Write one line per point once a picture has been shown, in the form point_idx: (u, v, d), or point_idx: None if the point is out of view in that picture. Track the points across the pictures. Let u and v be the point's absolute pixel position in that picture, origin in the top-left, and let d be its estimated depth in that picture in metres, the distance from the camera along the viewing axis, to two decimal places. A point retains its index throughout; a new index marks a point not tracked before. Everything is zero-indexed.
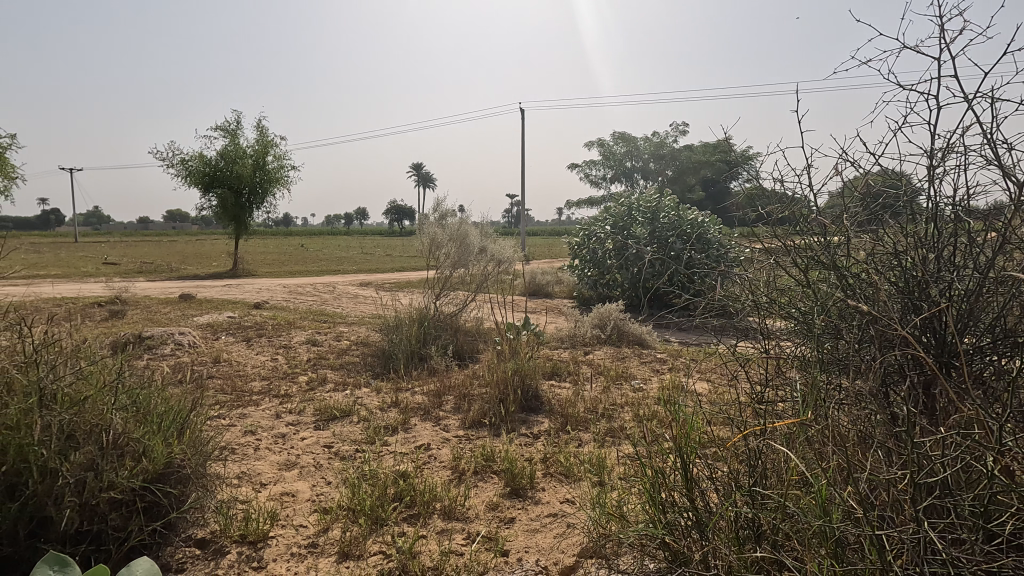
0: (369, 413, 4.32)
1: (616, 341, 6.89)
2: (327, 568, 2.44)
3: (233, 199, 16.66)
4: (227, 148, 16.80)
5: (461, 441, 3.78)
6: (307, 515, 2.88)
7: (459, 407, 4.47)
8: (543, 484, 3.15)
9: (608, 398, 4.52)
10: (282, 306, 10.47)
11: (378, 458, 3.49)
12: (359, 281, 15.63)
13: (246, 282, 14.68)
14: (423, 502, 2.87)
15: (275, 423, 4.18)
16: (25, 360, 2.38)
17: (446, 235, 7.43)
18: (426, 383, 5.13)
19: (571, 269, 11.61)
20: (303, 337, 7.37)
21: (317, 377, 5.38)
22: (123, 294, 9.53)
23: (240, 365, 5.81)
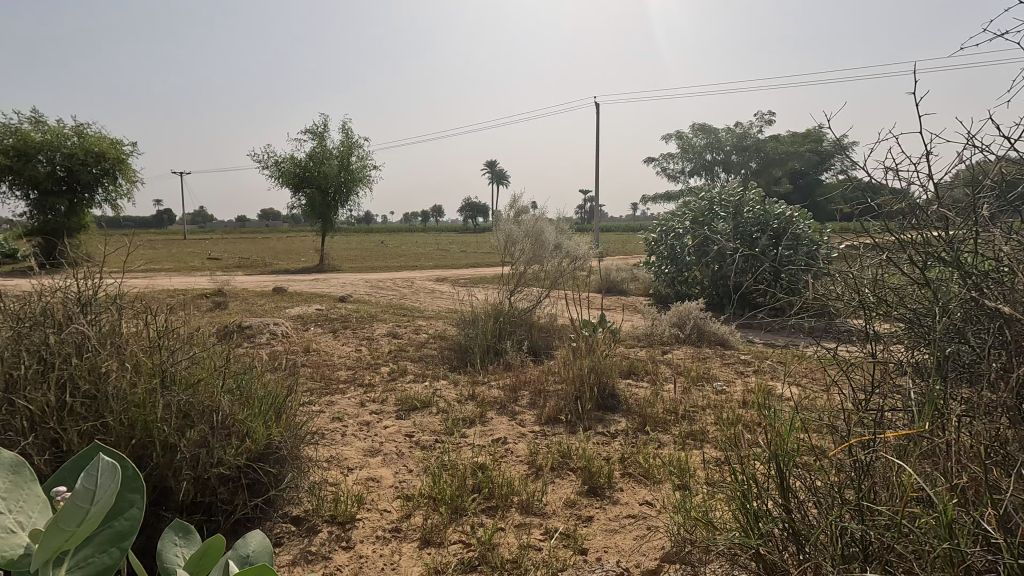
0: (448, 405, 4.44)
1: (696, 340, 6.64)
2: (410, 553, 2.53)
3: (320, 198, 17.67)
4: (315, 150, 17.83)
5: (537, 436, 3.79)
6: (391, 501, 3.00)
7: (535, 402, 4.49)
8: (621, 484, 3.10)
9: (689, 399, 4.37)
10: (364, 300, 10.97)
11: (456, 449, 3.58)
12: (436, 277, 16.08)
13: (332, 277, 15.55)
14: (501, 495, 2.91)
15: (360, 411, 4.39)
16: (150, 344, 2.62)
17: (521, 231, 7.48)
18: (502, 378, 5.20)
19: (648, 266, 11.32)
20: (384, 329, 7.70)
21: (397, 369, 5.59)
22: (225, 287, 10.37)
23: (327, 355, 6.16)
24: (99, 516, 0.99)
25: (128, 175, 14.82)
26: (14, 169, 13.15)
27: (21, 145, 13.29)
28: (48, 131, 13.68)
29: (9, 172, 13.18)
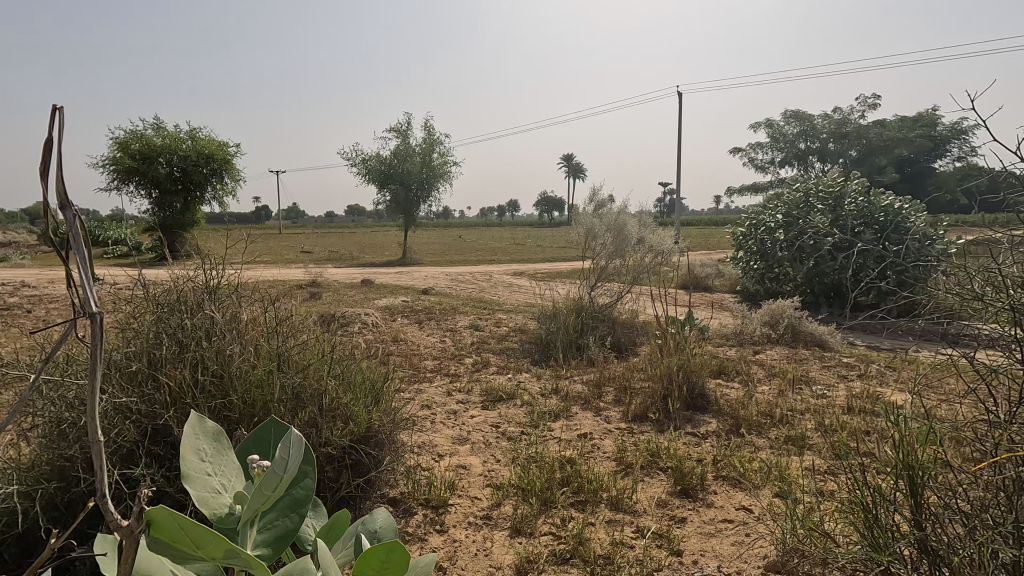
0: (532, 398, 4.47)
1: (790, 340, 6.27)
2: (502, 541, 2.58)
3: (403, 194, 18.33)
4: (399, 147, 18.51)
5: (624, 434, 3.73)
6: (481, 489, 3.08)
7: (620, 399, 4.42)
8: (715, 487, 2.99)
9: (785, 402, 4.13)
10: (445, 293, 11.27)
11: (543, 442, 3.60)
12: (514, 270, 16.24)
13: (415, 270, 16.13)
14: (591, 490, 2.90)
15: (447, 400, 4.52)
16: (269, 329, 2.83)
17: (603, 225, 7.37)
18: (585, 374, 5.16)
19: (735, 262, 10.81)
20: (466, 321, 7.88)
21: (481, 360, 5.70)
22: (319, 279, 11.02)
23: (414, 345, 6.39)
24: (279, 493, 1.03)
25: (233, 174, 16.09)
26: (140, 171, 14.65)
27: (145, 149, 14.77)
28: (167, 135, 15.13)
29: (135, 174, 14.70)
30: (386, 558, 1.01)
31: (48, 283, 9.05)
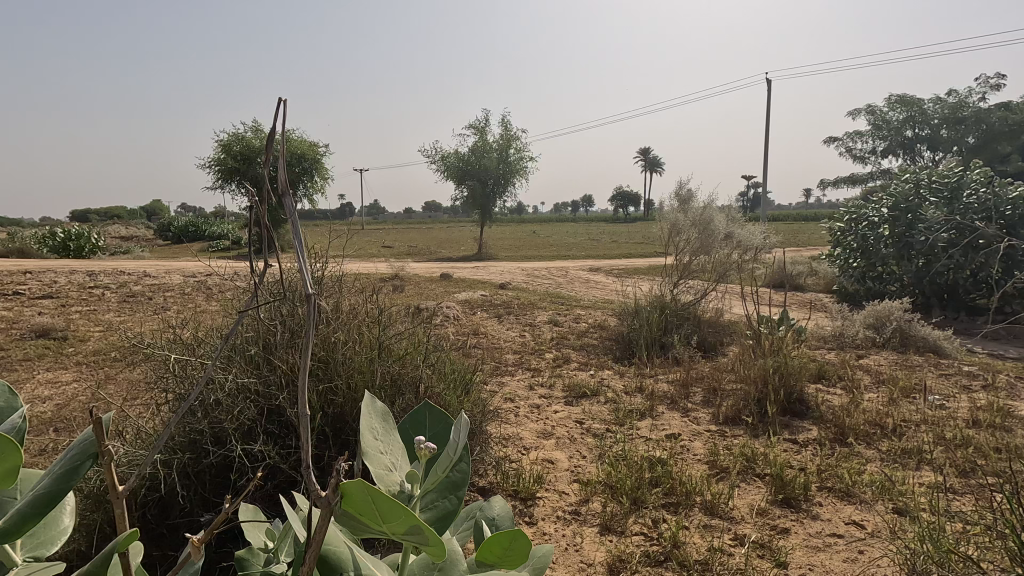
0: (616, 396, 4.40)
1: (898, 345, 5.77)
2: (592, 537, 2.55)
3: (480, 189, 18.61)
4: (476, 144, 18.80)
5: (715, 436, 3.59)
6: (568, 484, 3.06)
7: (709, 401, 4.25)
8: (819, 499, 2.81)
9: (897, 411, 3.80)
10: (522, 287, 11.34)
11: (629, 441, 3.53)
12: (590, 266, 16.06)
13: (491, 264, 16.36)
14: (683, 492, 2.82)
15: (529, 394, 4.55)
16: (371, 319, 2.95)
17: (688, 220, 7.08)
18: (670, 373, 5.01)
19: (831, 259, 10.09)
20: (545, 316, 7.89)
21: (561, 356, 5.68)
22: (401, 272, 11.44)
23: (495, 339, 6.48)
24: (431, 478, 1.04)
25: (323, 173, 17.02)
26: (240, 171, 15.82)
27: (245, 150, 15.93)
28: (264, 137, 16.24)
29: (237, 173, 15.91)
30: (509, 543, 0.99)
31: (166, 273, 10.02)
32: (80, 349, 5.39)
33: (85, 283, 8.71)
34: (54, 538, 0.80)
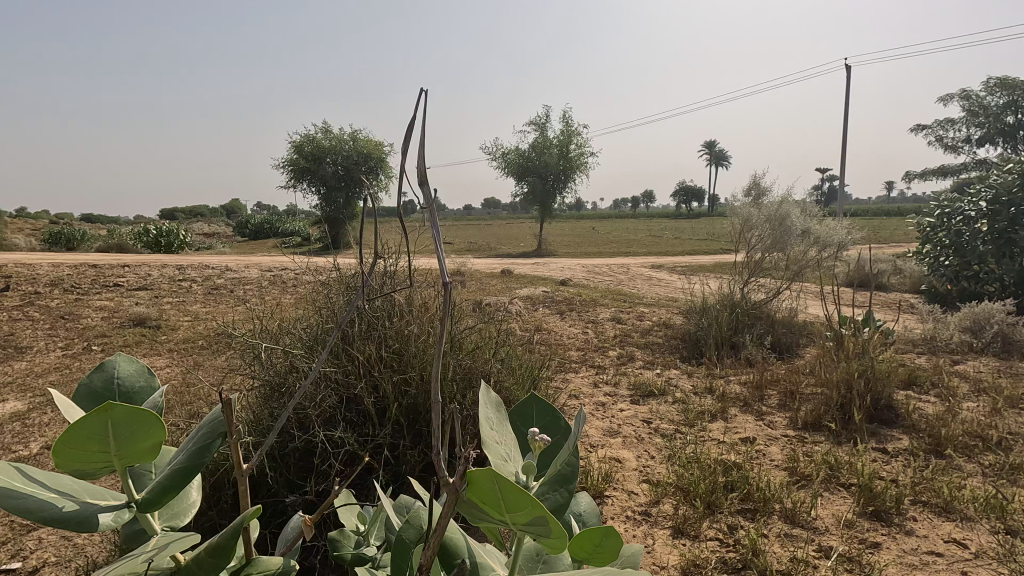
0: (685, 396, 4.28)
1: (1000, 351, 5.28)
2: (664, 539, 2.49)
3: (540, 185, 18.58)
4: (537, 140, 18.77)
5: (793, 442, 3.42)
6: (637, 484, 3.00)
7: (786, 405, 4.06)
8: (913, 513, 2.62)
9: (1002, 423, 3.48)
10: (583, 284, 11.23)
11: (700, 443, 3.41)
12: (652, 263, 15.70)
13: (551, 261, 16.31)
14: (761, 498, 2.70)
15: (594, 391, 4.49)
16: (445, 312, 3.00)
17: (762, 215, 6.70)
18: (741, 374, 4.82)
19: (919, 256, 9.37)
20: (608, 314, 7.78)
21: (626, 354, 5.58)
22: (462, 268, 11.62)
23: (557, 335, 6.46)
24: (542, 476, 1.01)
25: (387, 171, 17.53)
26: (311, 170, 16.54)
27: (316, 150, 16.65)
28: (333, 137, 16.91)
29: (307, 173, 16.64)
30: (601, 541, 0.89)
31: (245, 268, 10.64)
32: (172, 337, 5.82)
33: (175, 276, 9.39)
34: (184, 510, 0.88)
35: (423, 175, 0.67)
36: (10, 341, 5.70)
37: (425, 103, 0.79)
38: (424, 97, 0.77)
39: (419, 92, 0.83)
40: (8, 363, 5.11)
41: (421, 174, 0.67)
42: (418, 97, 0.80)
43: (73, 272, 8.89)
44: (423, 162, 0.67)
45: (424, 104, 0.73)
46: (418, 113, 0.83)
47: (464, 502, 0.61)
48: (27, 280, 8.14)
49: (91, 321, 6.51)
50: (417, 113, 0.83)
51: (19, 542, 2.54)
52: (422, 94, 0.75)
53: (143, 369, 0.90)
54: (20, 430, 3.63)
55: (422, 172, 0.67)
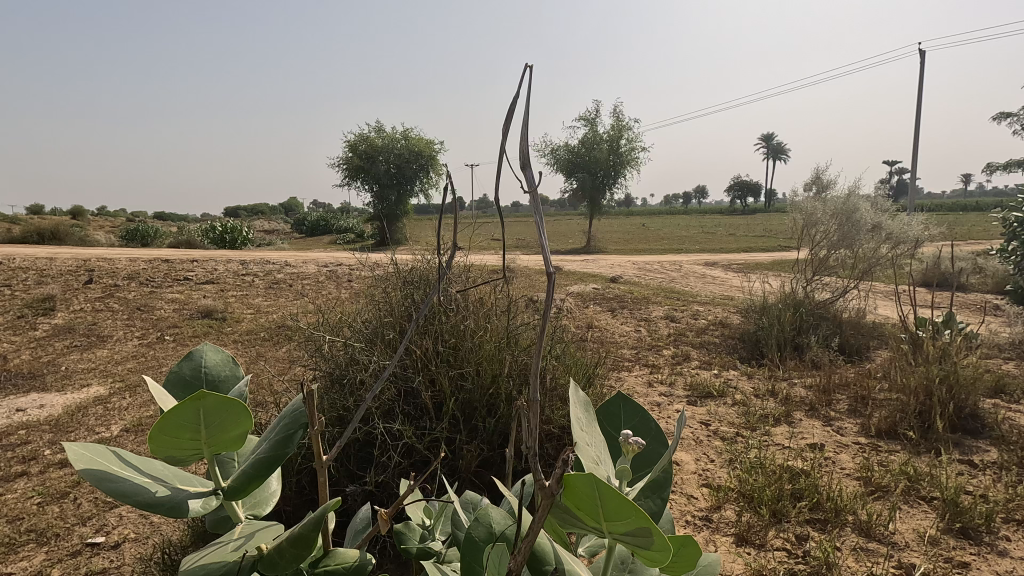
0: (746, 399, 4.11)
1: None
2: (727, 546, 2.38)
3: (590, 181, 18.35)
4: (587, 135, 18.55)
5: (866, 451, 3.22)
6: (697, 487, 2.89)
7: (856, 411, 3.83)
8: (1007, 533, 2.42)
9: None
10: (634, 282, 11.01)
11: (764, 448, 3.26)
12: (706, 260, 15.23)
13: (601, 257, 16.07)
14: (832, 509, 2.56)
15: (649, 390, 4.36)
16: (503, 307, 2.98)
17: (827, 210, 6.33)
18: (807, 377, 4.59)
19: (1004, 255, 8.68)
20: (660, 311, 7.59)
21: (681, 353, 5.42)
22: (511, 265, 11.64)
23: (609, 333, 6.35)
24: (631, 480, 0.99)
25: (437, 169, 17.75)
26: (364, 168, 16.94)
27: (369, 148, 17.03)
28: (386, 136, 17.27)
29: (361, 171, 17.06)
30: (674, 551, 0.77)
31: (303, 263, 11.02)
32: (236, 329, 6.08)
33: (239, 271, 9.83)
34: (265, 500, 0.92)
35: (524, 157, 0.65)
36: (93, 331, 6.12)
37: (528, 79, 0.76)
38: (530, 69, 0.73)
39: (520, 72, 0.80)
40: (91, 350, 5.49)
41: (521, 156, 0.65)
42: (521, 72, 0.77)
43: (147, 266, 9.44)
44: (524, 146, 0.65)
45: (529, 79, 0.70)
46: (519, 89, 0.80)
47: (561, 505, 0.66)
48: (107, 274, 8.71)
49: (164, 313, 6.90)
50: (518, 89, 0.80)
51: (102, 518, 2.70)
52: (528, 69, 0.71)
53: (228, 358, 0.93)
54: (103, 413, 3.89)
55: (523, 153, 0.65)
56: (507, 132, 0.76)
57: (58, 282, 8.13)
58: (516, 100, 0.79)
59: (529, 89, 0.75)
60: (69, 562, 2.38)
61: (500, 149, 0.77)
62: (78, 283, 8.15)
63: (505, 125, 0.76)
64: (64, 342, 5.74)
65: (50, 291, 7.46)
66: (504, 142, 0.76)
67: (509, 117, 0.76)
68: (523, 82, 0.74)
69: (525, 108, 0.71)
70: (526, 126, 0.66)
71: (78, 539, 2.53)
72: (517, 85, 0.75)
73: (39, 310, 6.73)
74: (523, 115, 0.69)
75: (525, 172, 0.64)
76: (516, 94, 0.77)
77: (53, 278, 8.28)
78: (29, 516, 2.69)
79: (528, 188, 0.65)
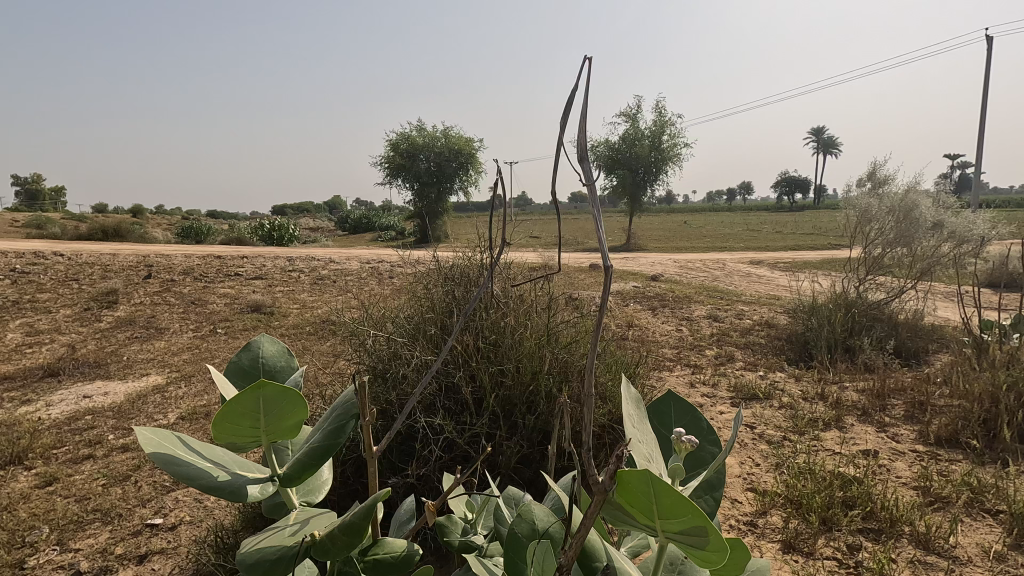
0: (794, 402, 3.97)
1: None
2: (773, 553, 2.31)
3: (630, 178, 18.08)
4: (628, 132, 18.28)
5: (924, 460, 3.07)
6: (742, 491, 2.81)
7: (913, 418, 3.65)
8: None
9: None
10: (676, 280, 10.79)
11: (813, 454, 3.14)
12: (751, 259, 14.77)
13: (641, 256, 15.82)
14: (887, 518, 2.45)
15: (691, 390, 4.27)
16: (544, 304, 2.97)
17: (883, 206, 6.02)
18: (859, 382, 4.40)
19: None
20: (703, 311, 7.42)
21: (725, 353, 5.28)
22: None
23: (650, 332, 6.25)
24: (683, 480, 0.97)
25: (477, 167, 17.85)
26: (406, 167, 17.18)
27: (410, 147, 17.27)
28: (427, 135, 17.47)
29: (403, 170, 17.32)
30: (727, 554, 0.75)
31: (346, 260, 11.28)
32: (283, 323, 6.28)
33: (285, 267, 10.16)
34: (318, 488, 0.95)
35: (582, 149, 0.64)
36: (152, 323, 6.44)
37: (587, 69, 0.75)
38: (589, 60, 0.72)
39: (579, 64, 0.79)
40: (150, 342, 5.78)
41: (580, 149, 0.64)
42: (579, 63, 0.76)
43: (201, 262, 9.87)
44: (584, 138, 0.64)
45: (588, 70, 0.69)
46: (578, 82, 0.80)
47: (613, 502, 0.65)
48: (164, 269, 9.14)
49: (216, 307, 7.20)
50: (576, 81, 0.80)
51: (160, 501, 2.84)
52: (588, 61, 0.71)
53: (284, 349, 0.96)
54: (161, 402, 4.09)
55: (581, 146, 0.65)
56: (564, 126, 0.75)
57: (120, 277, 8.59)
58: (574, 93, 0.78)
59: (590, 81, 0.74)
60: (130, 541, 2.52)
61: (557, 142, 0.76)
62: (138, 278, 8.60)
63: (562, 117, 0.76)
64: (125, 333, 6.06)
65: (113, 285, 7.89)
66: (561, 135, 0.76)
67: (566, 110, 0.75)
68: (581, 74, 0.73)
69: (585, 102, 0.70)
70: (584, 120, 0.66)
71: (138, 520, 2.67)
72: (574, 77, 0.74)
73: (103, 303, 7.13)
74: (584, 109, 0.69)
75: (583, 164, 0.63)
76: (573, 88, 0.76)
77: (116, 273, 8.76)
78: (95, 496, 2.86)
79: (586, 181, 0.64)
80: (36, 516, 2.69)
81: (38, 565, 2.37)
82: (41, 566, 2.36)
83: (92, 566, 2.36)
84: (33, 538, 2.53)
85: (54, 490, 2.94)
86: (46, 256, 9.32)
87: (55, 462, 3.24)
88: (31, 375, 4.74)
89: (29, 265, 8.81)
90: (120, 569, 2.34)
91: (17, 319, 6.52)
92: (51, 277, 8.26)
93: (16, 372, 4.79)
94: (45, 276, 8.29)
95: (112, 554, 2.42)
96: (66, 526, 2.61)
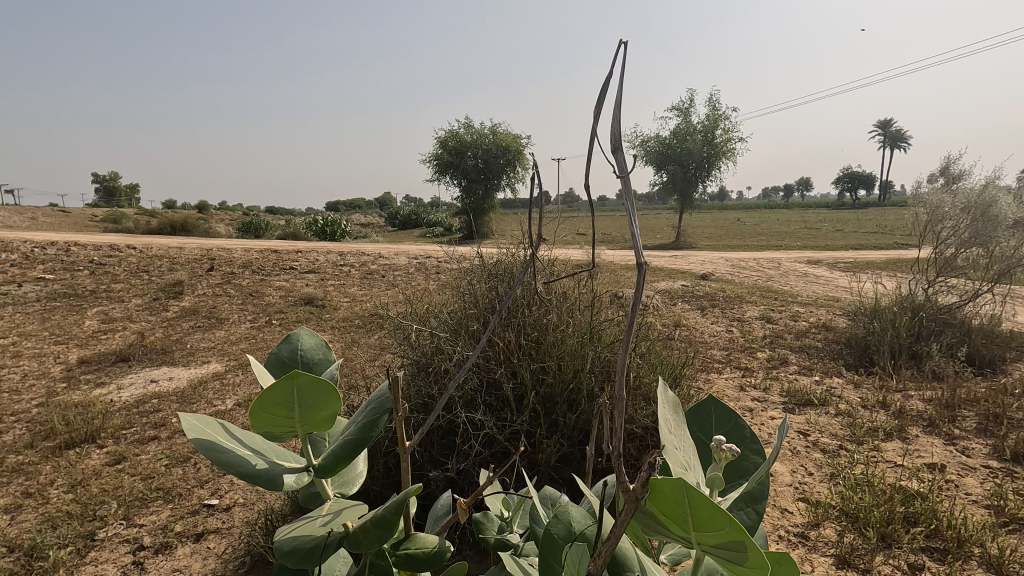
0: (852, 408, 3.77)
1: None
2: (826, 567, 2.19)
3: (681, 173, 17.58)
4: (679, 126, 17.73)
5: (998, 477, 2.85)
6: (792, 501, 2.69)
7: (987, 431, 3.39)
8: None
9: None
10: (727, 279, 10.44)
11: (872, 464, 2.97)
12: (808, 257, 14.07)
13: (692, 253, 15.32)
14: (954, 538, 2.29)
15: (741, 394, 4.11)
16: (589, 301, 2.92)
17: (957, 202, 5.53)
18: (925, 390, 4.13)
19: None
20: (756, 311, 7.13)
21: (778, 357, 5.05)
22: None
23: (699, 332, 6.07)
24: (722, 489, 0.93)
25: (524, 163, 17.82)
26: (453, 164, 17.35)
27: (458, 144, 17.40)
28: (474, 133, 17.58)
29: (450, 167, 17.49)
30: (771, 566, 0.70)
31: (394, 255, 11.50)
32: (334, 316, 6.47)
33: (337, 261, 10.47)
34: (352, 480, 0.96)
35: (616, 140, 0.62)
36: (212, 313, 6.77)
37: (622, 57, 0.72)
38: (624, 46, 0.69)
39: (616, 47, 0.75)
40: (211, 331, 6.07)
41: (614, 139, 0.62)
42: (614, 52, 0.73)
43: (257, 256, 10.32)
44: (618, 126, 0.62)
45: (623, 55, 0.67)
46: (614, 71, 0.76)
47: (646, 510, 0.63)
48: (225, 263, 9.59)
49: (272, 299, 7.50)
50: (612, 68, 0.78)
51: (216, 483, 2.99)
52: (622, 48, 0.69)
53: (321, 342, 0.98)
54: (220, 389, 4.30)
55: (614, 136, 0.62)
56: (597, 116, 0.73)
57: (185, 269, 9.08)
58: (610, 80, 0.75)
59: (625, 68, 0.72)
60: (189, 519, 2.66)
61: (592, 133, 0.74)
62: (201, 271, 9.05)
63: (597, 108, 0.73)
64: (189, 323, 6.39)
65: (179, 277, 8.34)
66: (595, 127, 0.74)
67: (601, 101, 0.73)
68: (615, 61, 0.70)
69: (620, 91, 0.68)
70: (618, 108, 0.63)
71: (196, 500, 2.82)
72: (610, 65, 0.72)
73: (169, 293, 7.55)
74: (618, 98, 0.66)
75: (616, 155, 0.61)
76: (608, 75, 0.73)
77: (181, 266, 9.25)
78: (158, 476, 3.03)
79: (618, 172, 0.62)
80: (105, 491, 2.88)
81: (107, 537, 2.54)
82: (109, 538, 2.53)
83: (154, 541, 2.50)
84: (103, 512, 2.71)
85: (122, 467, 3.14)
86: (120, 248, 9.97)
87: (123, 442, 3.46)
88: (105, 360, 5.07)
89: (105, 257, 9.44)
90: (179, 545, 2.47)
91: (94, 307, 7.00)
92: (124, 269, 8.82)
93: (92, 357, 5.14)
94: (119, 267, 8.87)
95: (173, 531, 2.57)
96: (132, 503, 2.78)
